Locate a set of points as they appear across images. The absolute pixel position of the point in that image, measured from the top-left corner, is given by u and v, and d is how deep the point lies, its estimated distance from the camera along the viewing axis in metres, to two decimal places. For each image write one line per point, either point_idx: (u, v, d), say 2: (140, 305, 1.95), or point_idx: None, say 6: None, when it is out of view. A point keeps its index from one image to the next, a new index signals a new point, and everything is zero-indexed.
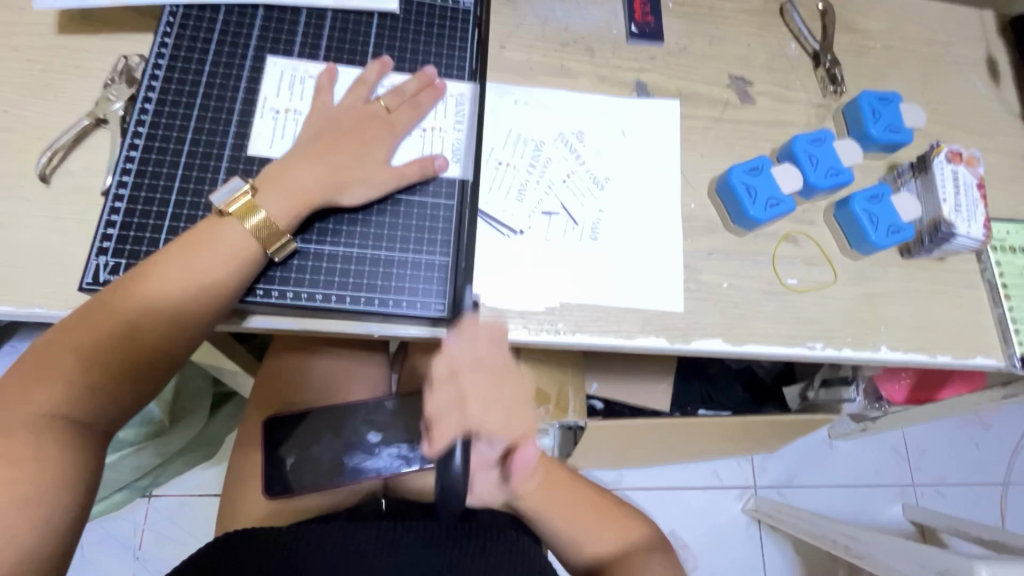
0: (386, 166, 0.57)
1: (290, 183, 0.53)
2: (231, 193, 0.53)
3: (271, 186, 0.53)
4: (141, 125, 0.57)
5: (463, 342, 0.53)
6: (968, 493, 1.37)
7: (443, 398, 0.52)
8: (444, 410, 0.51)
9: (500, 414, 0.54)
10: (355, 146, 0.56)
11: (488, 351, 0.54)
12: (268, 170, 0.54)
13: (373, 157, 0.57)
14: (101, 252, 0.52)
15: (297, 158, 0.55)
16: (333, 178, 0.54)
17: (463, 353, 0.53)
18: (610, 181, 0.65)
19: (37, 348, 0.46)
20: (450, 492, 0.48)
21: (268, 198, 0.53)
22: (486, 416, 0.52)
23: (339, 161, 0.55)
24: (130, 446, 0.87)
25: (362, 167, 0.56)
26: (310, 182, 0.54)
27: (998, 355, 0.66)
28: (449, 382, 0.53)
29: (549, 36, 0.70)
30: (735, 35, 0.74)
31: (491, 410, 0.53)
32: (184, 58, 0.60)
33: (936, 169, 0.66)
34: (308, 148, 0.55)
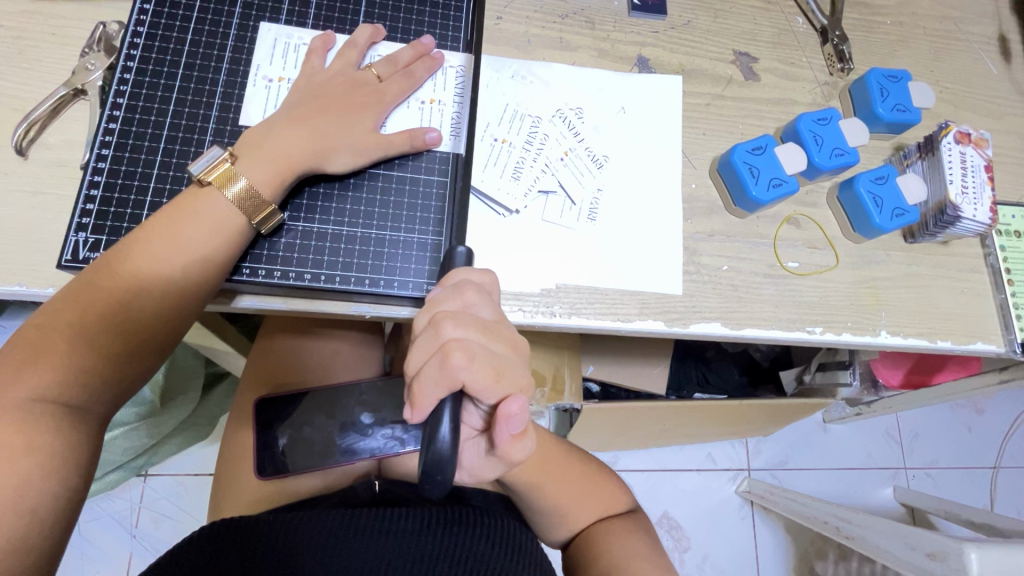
0: (375, 132, 0.55)
1: (274, 150, 0.51)
2: (210, 162, 0.50)
3: (252, 153, 0.51)
4: (121, 96, 0.55)
5: (450, 288, 0.44)
6: (959, 476, 1.38)
7: (422, 355, 0.41)
8: (421, 369, 0.41)
9: (490, 369, 0.41)
10: (344, 113, 0.54)
11: (482, 303, 0.43)
12: (248, 136, 0.52)
13: (361, 124, 0.54)
14: (80, 228, 0.51)
15: (279, 122, 0.52)
16: (317, 144, 0.52)
17: (449, 302, 0.43)
18: (609, 160, 0.63)
19: (31, 330, 0.44)
20: (435, 474, 0.38)
21: (249, 166, 0.50)
22: (472, 373, 0.40)
23: (326, 126, 0.53)
24: (122, 426, 0.86)
25: (349, 132, 0.53)
26: (293, 149, 0.51)
27: (999, 341, 0.65)
28: (431, 342, 0.41)
29: (547, 8, 0.67)
30: (741, 9, 0.71)
31: (478, 365, 0.41)
32: (164, 26, 0.57)
33: (943, 150, 0.64)
34: (290, 114, 0.53)
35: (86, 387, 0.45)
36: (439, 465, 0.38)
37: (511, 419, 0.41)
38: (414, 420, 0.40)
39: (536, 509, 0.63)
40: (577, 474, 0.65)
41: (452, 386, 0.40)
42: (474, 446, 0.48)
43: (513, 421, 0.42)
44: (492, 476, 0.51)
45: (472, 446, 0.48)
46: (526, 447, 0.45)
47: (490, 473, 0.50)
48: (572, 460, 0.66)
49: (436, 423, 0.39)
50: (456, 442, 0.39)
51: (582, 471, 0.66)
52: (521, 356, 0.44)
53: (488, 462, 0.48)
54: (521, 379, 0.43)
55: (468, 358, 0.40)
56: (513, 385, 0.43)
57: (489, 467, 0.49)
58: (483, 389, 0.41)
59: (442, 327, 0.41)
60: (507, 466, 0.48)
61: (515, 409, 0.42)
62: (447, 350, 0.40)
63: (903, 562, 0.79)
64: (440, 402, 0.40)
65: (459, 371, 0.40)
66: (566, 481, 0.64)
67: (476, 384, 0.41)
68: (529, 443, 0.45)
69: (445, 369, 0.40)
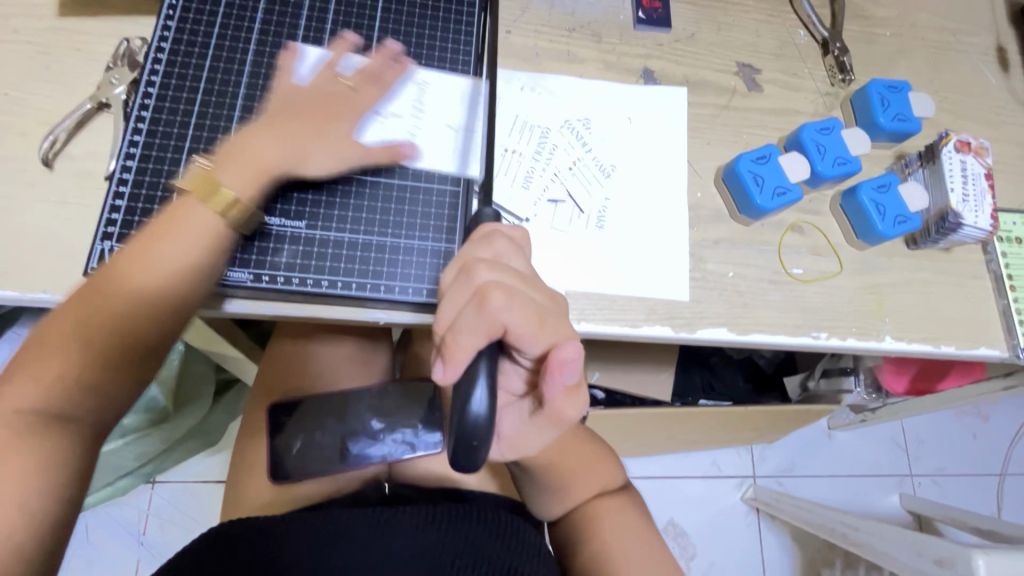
0: (349, 138, 0.55)
1: (249, 156, 0.51)
2: (191, 171, 0.51)
3: (230, 159, 0.50)
4: (145, 109, 0.56)
5: (480, 240, 0.45)
6: (965, 483, 1.38)
7: (455, 306, 0.42)
8: (458, 319, 0.41)
9: (532, 315, 0.42)
10: (318, 123, 0.54)
11: (512, 252, 0.45)
12: (225, 145, 0.52)
13: (337, 133, 0.54)
14: (105, 237, 0.52)
15: (254, 129, 0.52)
16: (291, 150, 0.52)
17: (482, 252, 0.45)
18: (616, 169, 0.64)
19: (38, 338, 0.46)
20: (472, 440, 0.38)
21: (225, 172, 0.50)
22: (511, 315, 0.41)
23: (299, 132, 0.52)
24: (134, 432, 0.87)
25: (321, 138, 0.53)
26: (270, 156, 0.51)
27: (1002, 346, 0.66)
28: (465, 284, 0.42)
29: (554, 22, 0.69)
30: (744, 22, 0.73)
31: (518, 306, 0.41)
32: (187, 41, 0.59)
33: (944, 158, 0.66)
34: (265, 121, 0.53)
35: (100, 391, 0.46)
36: (475, 427, 0.38)
37: (566, 365, 0.41)
38: (447, 378, 0.40)
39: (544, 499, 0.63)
40: (585, 451, 0.65)
41: (491, 334, 0.41)
42: (513, 412, 0.48)
43: (567, 368, 0.42)
44: (532, 449, 0.50)
45: (512, 411, 0.47)
46: (579, 405, 0.45)
47: (532, 443, 0.49)
48: (582, 439, 0.67)
49: (473, 381, 0.39)
50: (493, 404, 0.38)
51: (592, 451, 0.66)
52: (559, 307, 0.45)
53: (529, 427, 0.47)
54: (563, 329, 0.44)
55: (507, 300, 0.41)
56: (557, 334, 0.43)
57: (531, 435, 0.48)
58: (524, 333, 0.42)
59: (473, 272, 0.42)
60: (553, 428, 0.47)
61: (569, 354, 0.42)
62: (485, 293, 0.41)
63: (910, 568, 0.80)
64: (477, 354, 0.40)
65: (499, 313, 0.40)
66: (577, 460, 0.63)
67: (516, 328, 0.41)
68: (581, 400, 0.45)
69: (483, 312, 0.40)
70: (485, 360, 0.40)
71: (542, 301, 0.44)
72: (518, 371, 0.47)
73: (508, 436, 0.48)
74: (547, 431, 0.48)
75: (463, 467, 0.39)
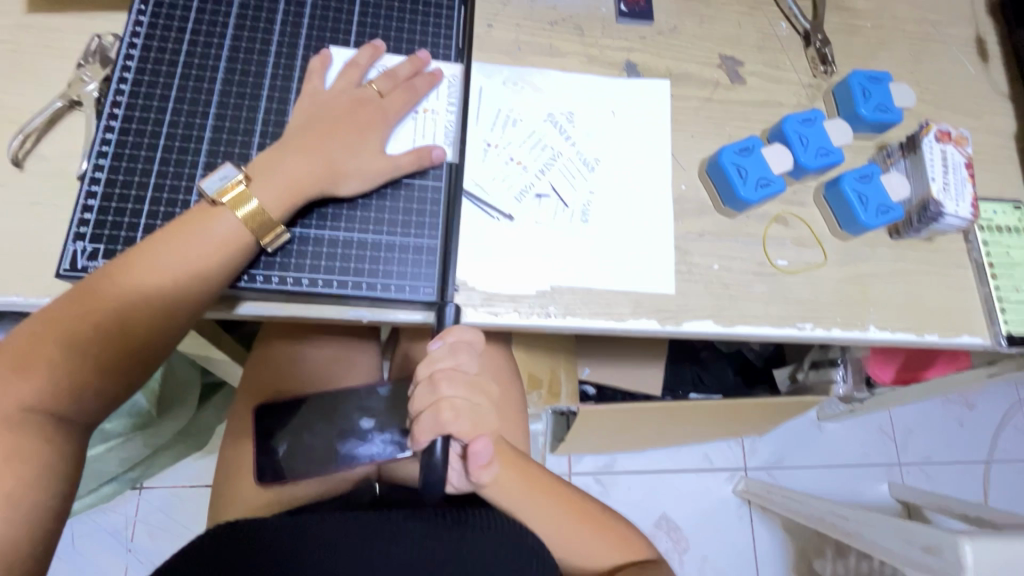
0: (381, 155, 0.56)
1: (283, 173, 0.52)
2: (223, 180, 0.51)
3: (264, 177, 0.52)
4: (118, 107, 0.55)
5: (447, 347, 0.54)
6: (952, 471, 1.40)
7: (422, 403, 0.54)
8: (421, 416, 0.53)
9: (473, 419, 0.55)
10: (350, 133, 0.55)
11: (469, 361, 0.54)
12: (260, 159, 0.53)
13: (367, 146, 0.56)
14: (78, 238, 0.51)
15: (290, 149, 0.53)
16: (329, 168, 0.53)
17: (443, 362, 0.54)
18: (600, 162, 0.64)
19: (19, 337, 0.44)
20: (429, 483, 0.52)
21: (260, 189, 0.51)
22: (460, 424, 0.53)
23: (339, 151, 0.54)
24: (115, 437, 0.85)
25: (356, 156, 0.55)
26: (304, 173, 0.52)
27: (984, 334, 0.66)
28: (429, 385, 0.54)
29: (536, 15, 0.68)
30: (725, 14, 0.73)
31: (464, 418, 0.53)
32: (160, 37, 0.58)
33: (924, 148, 0.66)
34: (300, 139, 0.54)
35: (72, 397, 0.45)
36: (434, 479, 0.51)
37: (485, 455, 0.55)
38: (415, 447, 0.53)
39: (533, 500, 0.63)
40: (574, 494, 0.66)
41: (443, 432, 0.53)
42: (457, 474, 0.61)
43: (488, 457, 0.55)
44: (472, 493, 0.65)
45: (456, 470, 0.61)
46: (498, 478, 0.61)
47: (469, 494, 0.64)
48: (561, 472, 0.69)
49: (433, 451, 0.52)
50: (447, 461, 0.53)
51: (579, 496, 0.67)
52: (494, 405, 0.58)
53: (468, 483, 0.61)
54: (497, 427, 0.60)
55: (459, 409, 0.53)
56: (489, 429, 0.57)
57: (470, 488, 0.62)
58: (467, 431, 0.55)
59: (437, 382, 0.54)
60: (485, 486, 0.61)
61: (483, 448, 0.55)
62: (441, 407, 0.53)
63: (898, 557, 0.80)
64: (434, 441, 0.53)
65: (450, 421, 0.53)
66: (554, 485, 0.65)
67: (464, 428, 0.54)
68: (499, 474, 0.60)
69: (438, 419, 0.53)
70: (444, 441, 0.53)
71: (486, 397, 0.57)
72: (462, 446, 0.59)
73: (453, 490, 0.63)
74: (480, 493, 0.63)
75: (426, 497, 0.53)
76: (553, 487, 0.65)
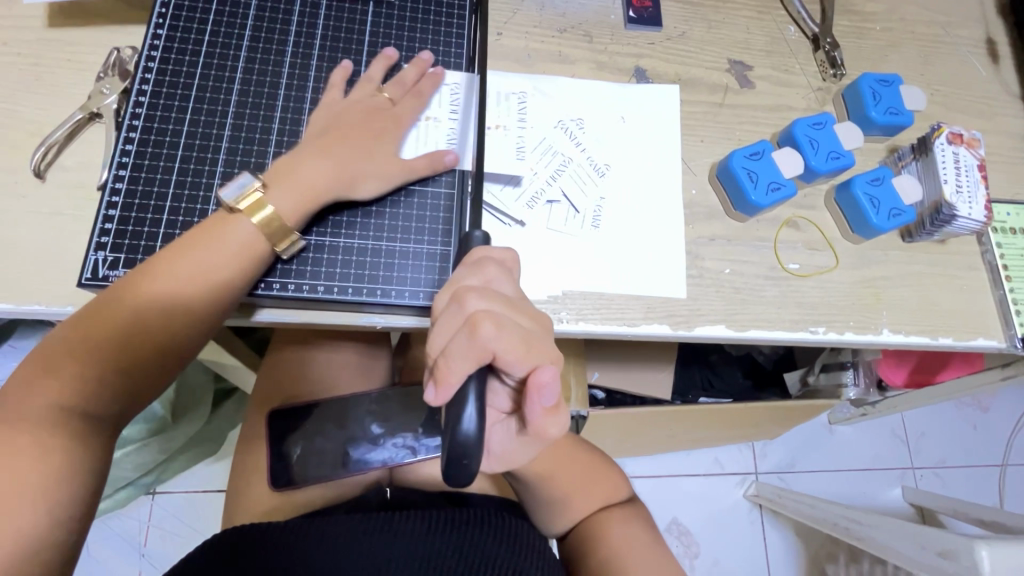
0: (396, 160, 0.56)
1: (302, 175, 0.52)
2: (242, 189, 0.51)
3: (283, 179, 0.52)
4: (137, 119, 0.56)
5: (471, 265, 0.44)
6: (966, 475, 1.38)
7: (446, 332, 0.41)
8: (447, 345, 0.40)
9: (519, 338, 0.41)
10: (367, 139, 0.56)
11: (502, 278, 0.44)
12: (278, 164, 0.53)
13: (384, 149, 0.56)
14: (99, 248, 0.52)
15: (308, 151, 0.54)
16: (344, 173, 0.53)
17: (472, 278, 0.43)
18: (610, 168, 0.64)
19: (48, 347, 0.45)
20: (461, 459, 0.37)
21: (277, 191, 0.51)
22: (500, 343, 0.40)
23: (355, 156, 0.54)
24: (132, 443, 0.86)
25: (372, 160, 0.55)
26: (322, 176, 0.53)
27: (999, 337, 0.66)
28: (454, 307, 0.42)
29: (546, 23, 0.69)
30: (734, 19, 0.73)
31: (505, 334, 0.40)
32: (177, 50, 0.59)
33: (936, 151, 0.66)
34: (318, 141, 0.54)
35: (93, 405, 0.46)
36: (467, 444, 0.37)
37: (544, 389, 0.40)
38: (438, 401, 0.39)
39: (545, 501, 0.64)
40: (581, 463, 0.67)
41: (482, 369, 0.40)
42: (502, 429, 0.47)
43: (545, 392, 0.41)
44: (522, 463, 0.50)
45: (501, 429, 0.47)
46: (560, 424, 0.44)
47: (521, 457, 0.49)
48: (575, 447, 0.69)
49: (462, 404, 0.38)
50: (483, 425, 0.38)
51: (585, 460, 0.68)
52: (547, 330, 0.44)
53: (518, 444, 0.47)
54: (552, 352, 0.43)
55: (496, 327, 0.40)
56: (543, 356, 0.42)
57: (519, 452, 0.48)
58: (511, 358, 0.40)
59: (464, 300, 0.41)
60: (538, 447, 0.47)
61: (547, 378, 0.41)
62: (473, 321, 0.40)
63: (913, 562, 0.80)
64: (467, 379, 0.39)
65: (487, 341, 0.39)
66: (570, 471, 0.65)
67: (505, 354, 0.40)
68: (563, 419, 0.44)
69: (472, 339, 0.39)
70: (478, 384, 0.39)
71: (532, 327, 0.43)
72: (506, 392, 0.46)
73: (496, 451, 0.48)
74: (534, 446, 0.47)
75: (454, 482, 0.39)
76: (562, 457, 0.66)
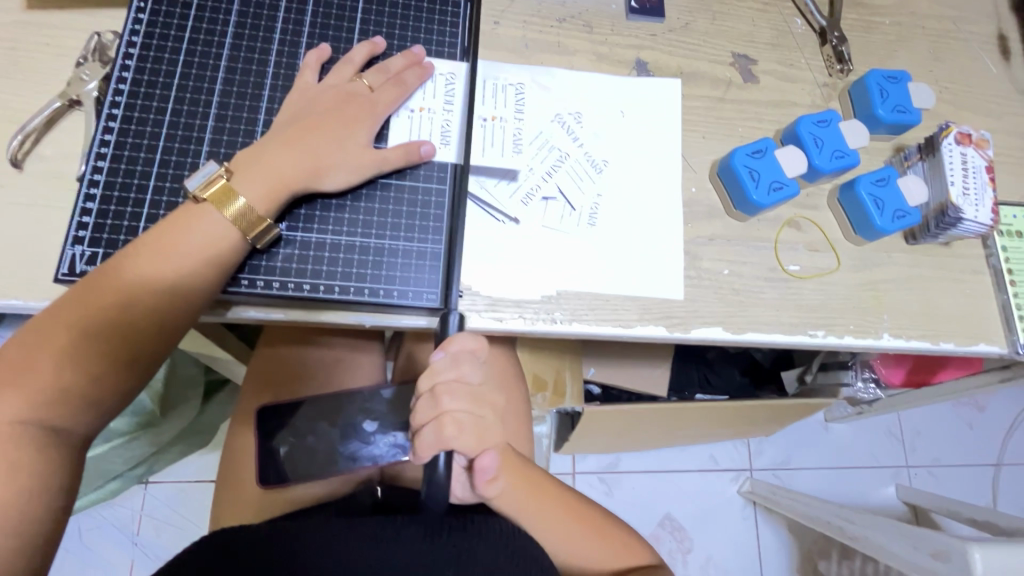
0: (369, 148, 0.54)
1: (267, 166, 0.51)
2: (206, 177, 0.50)
3: (249, 170, 0.51)
4: (116, 107, 0.54)
5: (450, 358, 0.52)
6: (961, 475, 1.38)
7: (425, 414, 0.52)
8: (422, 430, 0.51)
9: (477, 438, 0.53)
10: (337, 127, 0.53)
11: (473, 373, 0.53)
12: (241, 154, 0.52)
13: (354, 138, 0.54)
14: (76, 242, 0.50)
15: (275, 140, 0.52)
16: (313, 162, 0.52)
17: (447, 372, 0.52)
18: (608, 164, 0.62)
19: (17, 343, 0.44)
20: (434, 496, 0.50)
21: (245, 182, 0.50)
22: (463, 442, 0.52)
23: (323, 144, 0.52)
24: (121, 436, 0.86)
25: (343, 149, 0.53)
26: (288, 167, 0.51)
27: (1001, 342, 0.64)
28: (432, 396, 0.52)
29: (544, 11, 0.67)
30: (739, 11, 0.71)
31: (468, 433, 0.52)
32: (159, 36, 0.57)
33: (943, 151, 0.64)
34: (286, 130, 0.53)
35: (70, 403, 0.44)
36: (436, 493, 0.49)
37: (488, 470, 0.55)
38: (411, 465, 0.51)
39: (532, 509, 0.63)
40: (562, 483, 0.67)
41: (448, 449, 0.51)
42: (461, 483, 0.59)
43: (488, 472, 0.55)
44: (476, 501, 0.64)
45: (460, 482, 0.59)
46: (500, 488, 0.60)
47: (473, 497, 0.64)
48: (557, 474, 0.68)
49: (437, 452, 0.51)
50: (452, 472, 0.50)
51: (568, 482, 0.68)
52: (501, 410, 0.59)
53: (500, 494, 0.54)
54: (501, 436, 0.59)
55: (461, 428, 0.52)
56: (493, 444, 0.56)
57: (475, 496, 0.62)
58: (470, 446, 0.53)
59: (441, 395, 0.52)
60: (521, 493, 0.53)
61: (489, 464, 0.55)
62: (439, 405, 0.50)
63: (905, 563, 0.79)
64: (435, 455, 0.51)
65: (453, 436, 0.51)
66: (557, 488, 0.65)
67: (467, 441, 0.52)
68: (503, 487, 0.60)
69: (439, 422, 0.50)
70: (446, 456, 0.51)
71: (490, 414, 0.55)
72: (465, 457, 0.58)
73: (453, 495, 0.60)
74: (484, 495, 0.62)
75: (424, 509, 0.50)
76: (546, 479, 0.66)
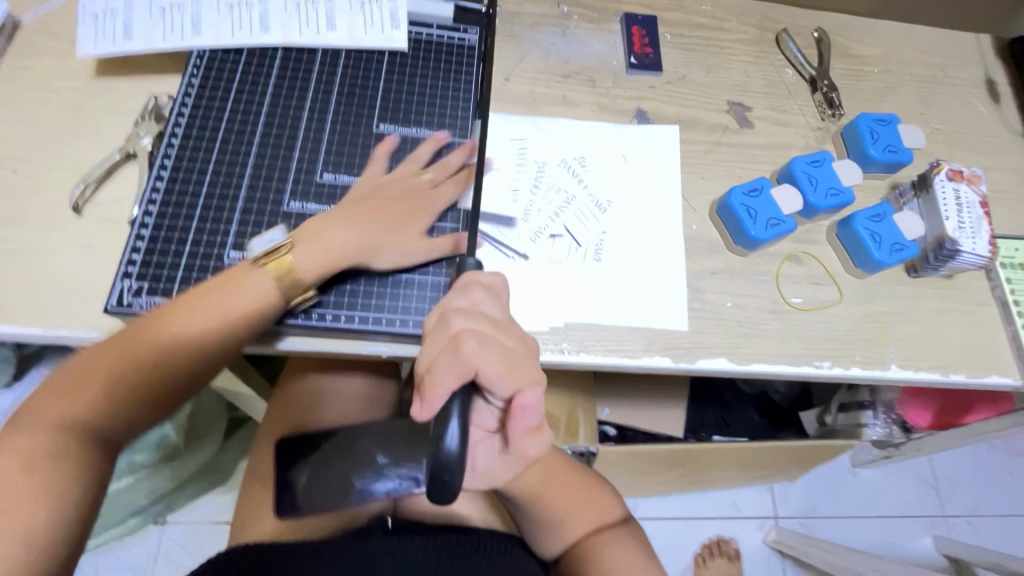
0: (424, 239, 0.59)
1: (325, 240, 0.55)
2: (267, 242, 0.56)
3: (305, 241, 0.54)
4: (168, 159, 0.61)
5: (460, 288, 0.47)
6: (1002, 525, 1.30)
7: (433, 349, 0.43)
8: (434, 363, 0.42)
9: (501, 358, 0.43)
10: (396, 216, 0.58)
11: (489, 300, 0.47)
12: (305, 225, 0.56)
13: (410, 228, 0.59)
14: (125, 277, 0.55)
15: (339, 220, 0.56)
16: (370, 244, 0.56)
17: (460, 299, 0.46)
18: (612, 205, 0.66)
19: (70, 368, 0.49)
20: (443, 475, 0.37)
21: (301, 252, 0.54)
22: (484, 357, 0.43)
23: (381, 230, 0.57)
24: (145, 469, 0.88)
25: (399, 239, 0.58)
26: (344, 244, 0.55)
27: (1014, 374, 0.64)
28: (443, 328, 0.44)
29: (551, 69, 0.73)
30: (732, 64, 0.77)
31: (490, 351, 0.43)
32: (208, 98, 0.64)
33: (936, 188, 0.67)
34: (349, 211, 0.57)
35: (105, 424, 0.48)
36: (445, 468, 0.37)
37: (527, 410, 0.44)
38: (421, 415, 0.40)
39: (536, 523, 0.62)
40: (575, 482, 0.65)
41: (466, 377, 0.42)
42: (487, 448, 0.49)
43: (528, 412, 0.44)
44: (505, 479, 0.53)
45: (485, 447, 0.50)
46: (539, 443, 0.48)
47: (503, 473, 0.52)
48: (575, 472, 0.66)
49: (446, 424, 0.39)
50: (466, 443, 0.39)
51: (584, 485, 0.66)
52: (531, 352, 0.46)
53: (501, 461, 0.50)
54: (531, 373, 0.45)
55: (480, 345, 0.43)
56: (526, 377, 0.45)
57: (504, 467, 0.51)
58: (496, 374, 0.43)
59: (451, 319, 0.44)
60: (520, 461, 0.51)
61: (531, 400, 0.44)
62: (460, 337, 0.42)
63: None
64: (451, 394, 0.40)
65: (473, 357, 0.42)
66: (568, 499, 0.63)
67: (488, 370, 0.42)
68: (543, 439, 0.48)
69: (458, 357, 0.42)
70: (458, 404, 0.40)
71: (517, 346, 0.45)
72: (491, 411, 0.47)
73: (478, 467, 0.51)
74: (515, 465, 0.51)
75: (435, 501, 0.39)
76: (566, 495, 0.63)
